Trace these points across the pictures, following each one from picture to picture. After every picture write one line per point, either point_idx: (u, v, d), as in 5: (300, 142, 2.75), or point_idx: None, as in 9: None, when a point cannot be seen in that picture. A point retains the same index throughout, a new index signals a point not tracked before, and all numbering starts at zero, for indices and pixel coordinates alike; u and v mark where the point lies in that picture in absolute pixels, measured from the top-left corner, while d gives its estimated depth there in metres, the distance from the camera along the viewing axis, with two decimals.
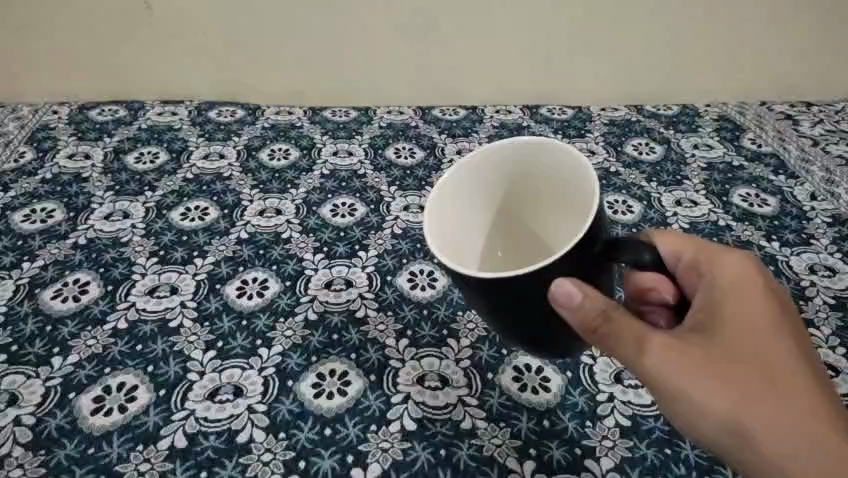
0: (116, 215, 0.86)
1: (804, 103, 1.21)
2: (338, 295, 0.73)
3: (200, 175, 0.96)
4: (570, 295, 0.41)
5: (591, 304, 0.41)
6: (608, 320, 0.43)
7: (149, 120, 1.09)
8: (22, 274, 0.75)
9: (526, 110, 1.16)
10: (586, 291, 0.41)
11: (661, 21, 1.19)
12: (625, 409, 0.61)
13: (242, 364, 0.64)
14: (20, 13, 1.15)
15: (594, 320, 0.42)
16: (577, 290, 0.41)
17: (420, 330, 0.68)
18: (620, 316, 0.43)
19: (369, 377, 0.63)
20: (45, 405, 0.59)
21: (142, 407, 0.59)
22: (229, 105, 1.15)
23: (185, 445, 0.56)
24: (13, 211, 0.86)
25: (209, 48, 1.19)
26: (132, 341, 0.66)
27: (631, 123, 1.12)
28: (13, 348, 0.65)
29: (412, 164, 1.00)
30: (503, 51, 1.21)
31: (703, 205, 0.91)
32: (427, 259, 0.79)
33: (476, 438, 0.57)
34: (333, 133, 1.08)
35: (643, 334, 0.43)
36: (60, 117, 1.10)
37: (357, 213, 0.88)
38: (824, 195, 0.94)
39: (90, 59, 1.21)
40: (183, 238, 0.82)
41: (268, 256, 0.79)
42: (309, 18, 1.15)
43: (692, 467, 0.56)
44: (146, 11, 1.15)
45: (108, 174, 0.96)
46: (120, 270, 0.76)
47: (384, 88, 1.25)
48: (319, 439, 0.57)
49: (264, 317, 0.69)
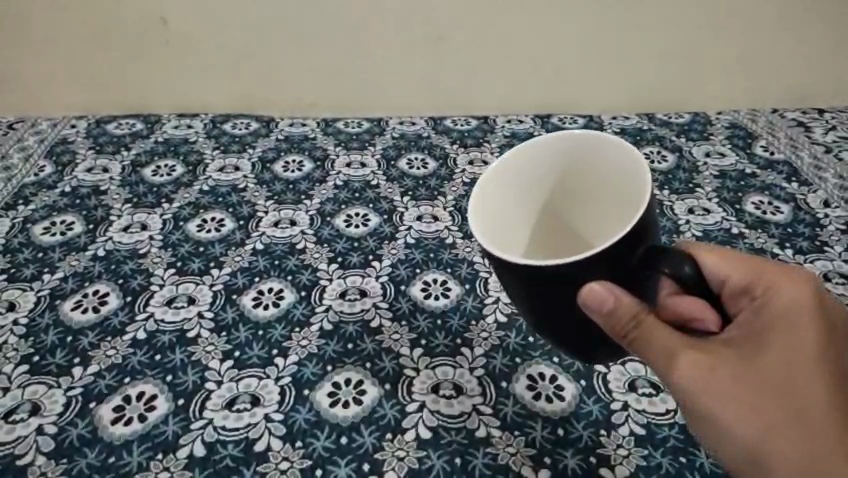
0: (134, 227, 0.88)
1: (817, 111, 1.21)
2: (352, 305, 0.73)
3: (216, 186, 0.97)
4: (599, 300, 0.44)
5: (621, 309, 0.44)
6: (638, 324, 0.45)
7: (165, 134, 1.11)
8: (43, 286, 0.76)
9: (537, 119, 1.17)
10: (617, 297, 0.44)
11: (668, 27, 1.20)
12: (640, 417, 0.61)
13: (259, 374, 0.65)
14: (42, 29, 1.18)
15: (624, 324, 0.45)
16: (607, 296, 0.44)
17: (434, 339, 0.69)
18: (648, 320, 0.45)
19: (384, 386, 0.63)
20: (67, 415, 0.60)
21: (161, 416, 0.60)
22: (243, 118, 1.17)
23: (204, 454, 0.57)
24: (33, 224, 0.88)
25: (223, 62, 1.20)
26: (151, 351, 0.67)
27: (642, 131, 1.13)
28: (35, 358, 0.67)
29: (424, 174, 1.01)
30: (514, 61, 1.22)
31: (716, 213, 0.91)
32: (441, 269, 0.80)
33: (492, 447, 0.58)
34: (345, 144, 1.09)
35: (669, 342, 0.46)
36: (78, 131, 1.12)
37: (371, 223, 0.89)
38: (837, 201, 0.94)
39: (106, 72, 1.22)
40: (199, 249, 0.83)
41: (283, 266, 0.80)
42: (321, 29, 1.17)
43: (706, 474, 0.56)
44: (162, 26, 1.17)
45: (125, 186, 0.97)
46: (138, 281, 0.77)
47: (394, 97, 1.25)
48: (335, 448, 0.58)
49: (280, 328, 0.70)
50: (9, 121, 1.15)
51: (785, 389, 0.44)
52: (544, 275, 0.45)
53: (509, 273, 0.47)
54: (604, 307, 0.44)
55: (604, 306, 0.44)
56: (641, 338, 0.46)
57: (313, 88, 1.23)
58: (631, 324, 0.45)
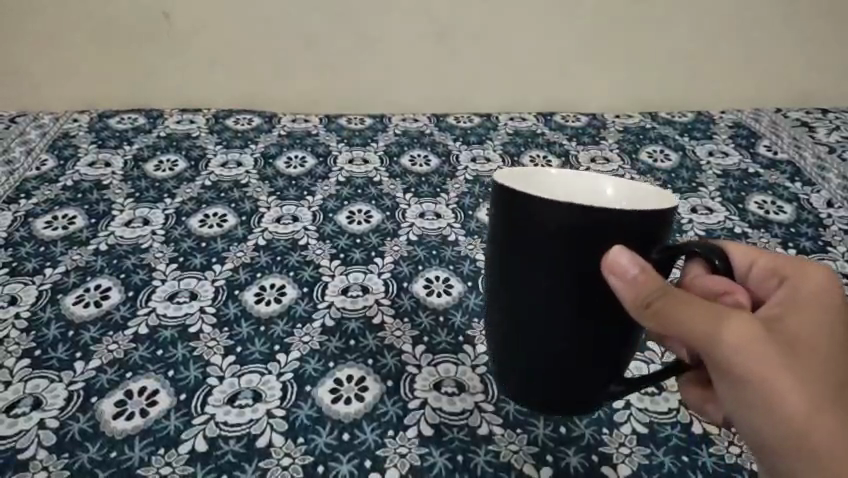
0: (136, 222, 0.87)
1: (820, 111, 1.20)
2: (354, 302, 0.73)
3: (218, 182, 0.97)
4: (626, 266, 0.40)
5: (647, 278, 0.40)
6: (663, 294, 0.40)
7: (168, 129, 1.11)
8: (45, 281, 0.76)
9: (540, 117, 1.17)
10: (642, 263, 0.40)
11: (672, 25, 1.20)
12: (642, 416, 0.61)
13: (261, 370, 0.65)
14: (44, 23, 1.17)
15: (649, 294, 0.40)
16: (631, 259, 0.40)
17: (436, 336, 0.69)
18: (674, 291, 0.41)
19: (386, 382, 0.63)
20: (69, 409, 0.60)
21: (163, 411, 0.60)
22: (246, 114, 1.16)
23: (206, 449, 0.57)
24: (35, 218, 0.88)
25: (226, 58, 1.20)
26: (153, 346, 0.67)
27: (645, 130, 1.13)
28: (36, 353, 0.66)
29: (426, 171, 1.01)
30: (517, 59, 1.22)
31: (719, 213, 0.91)
32: (443, 266, 0.80)
33: (493, 444, 0.58)
34: (348, 141, 1.09)
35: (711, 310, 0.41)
36: (80, 125, 1.12)
37: (373, 220, 0.89)
38: (840, 202, 0.94)
39: (109, 67, 1.21)
40: (202, 244, 0.83)
41: (285, 262, 0.80)
42: (324, 25, 1.17)
43: (709, 474, 0.56)
44: (165, 20, 1.17)
45: (128, 181, 0.97)
46: (140, 276, 0.77)
47: (396, 93, 1.24)
48: (337, 444, 0.58)
49: (282, 324, 0.70)
50: (11, 115, 1.15)
51: (831, 377, 0.42)
52: (585, 231, 0.41)
53: (526, 220, 0.42)
54: (634, 273, 0.40)
55: (633, 272, 0.40)
56: (665, 311, 0.40)
57: (316, 83, 1.23)
58: (643, 307, 0.40)
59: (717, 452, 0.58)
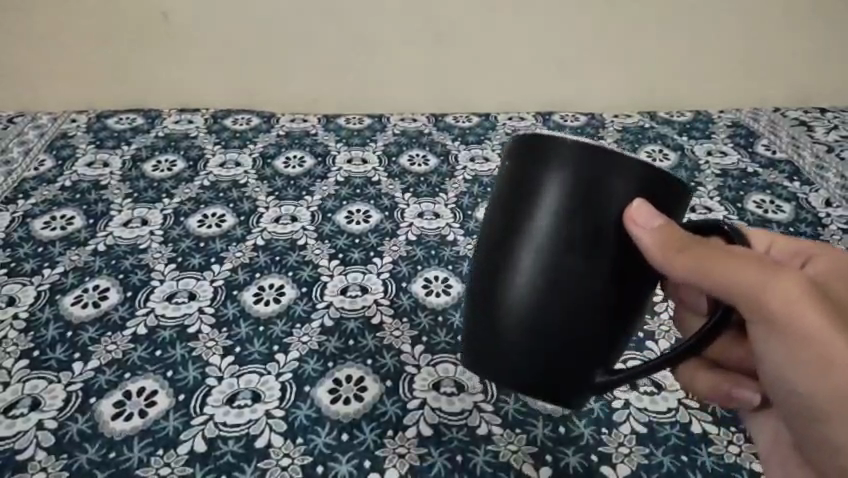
0: (134, 222, 0.87)
1: (818, 110, 1.20)
2: (353, 302, 0.73)
3: (217, 182, 0.97)
4: (648, 217, 0.40)
5: (667, 231, 0.40)
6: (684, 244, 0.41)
7: (166, 129, 1.11)
8: (43, 281, 0.76)
9: (538, 117, 1.17)
10: (665, 219, 0.40)
11: (670, 25, 1.20)
12: (641, 415, 0.61)
13: (260, 370, 0.65)
14: (42, 23, 1.17)
15: (672, 243, 0.40)
16: (656, 212, 0.40)
17: (436, 336, 0.69)
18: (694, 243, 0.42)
19: (385, 382, 0.63)
20: (68, 409, 0.60)
21: (162, 412, 0.60)
22: (244, 114, 1.16)
23: (205, 450, 0.57)
24: (33, 218, 0.88)
25: (224, 58, 1.20)
26: (151, 347, 0.67)
27: (644, 129, 1.13)
28: (35, 353, 0.66)
29: (425, 171, 1.01)
30: (516, 59, 1.22)
31: (717, 212, 0.91)
32: (442, 266, 0.80)
33: (493, 444, 0.58)
34: (346, 141, 1.09)
35: (743, 262, 0.42)
36: (79, 126, 1.11)
37: (372, 220, 0.89)
38: (839, 201, 0.94)
39: (107, 67, 1.21)
40: (200, 244, 0.83)
41: (284, 262, 0.80)
42: (322, 25, 1.17)
43: (708, 473, 0.56)
44: (163, 20, 1.16)
45: (126, 181, 0.97)
46: (139, 276, 0.77)
47: (395, 93, 1.24)
48: (336, 444, 0.58)
49: (281, 324, 0.70)
50: (9, 115, 1.14)
51: None
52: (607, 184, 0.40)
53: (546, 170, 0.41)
54: (654, 223, 0.39)
55: (654, 224, 0.39)
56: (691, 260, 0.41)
57: (314, 83, 1.23)
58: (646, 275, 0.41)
59: (716, 451, 0.58)
